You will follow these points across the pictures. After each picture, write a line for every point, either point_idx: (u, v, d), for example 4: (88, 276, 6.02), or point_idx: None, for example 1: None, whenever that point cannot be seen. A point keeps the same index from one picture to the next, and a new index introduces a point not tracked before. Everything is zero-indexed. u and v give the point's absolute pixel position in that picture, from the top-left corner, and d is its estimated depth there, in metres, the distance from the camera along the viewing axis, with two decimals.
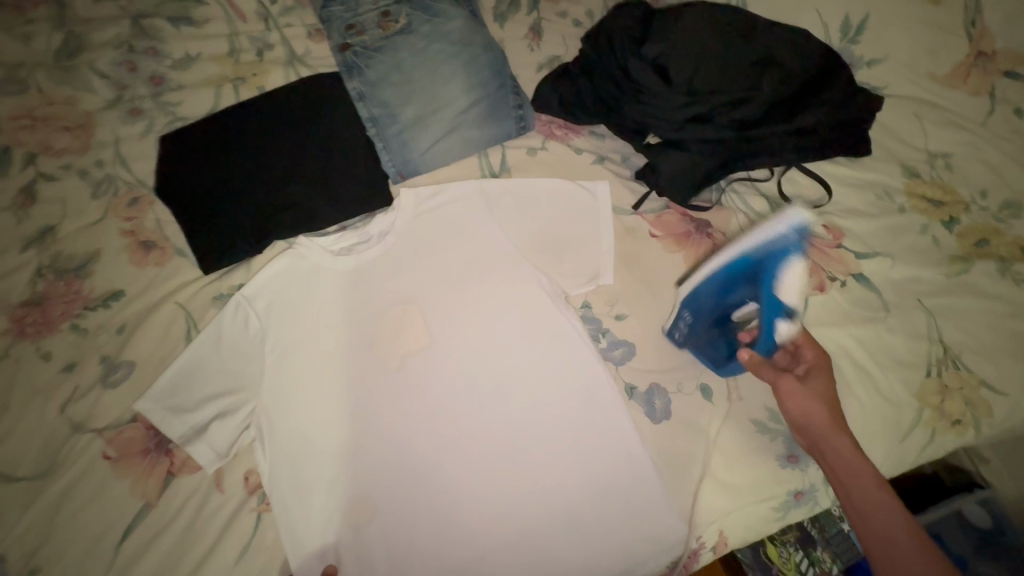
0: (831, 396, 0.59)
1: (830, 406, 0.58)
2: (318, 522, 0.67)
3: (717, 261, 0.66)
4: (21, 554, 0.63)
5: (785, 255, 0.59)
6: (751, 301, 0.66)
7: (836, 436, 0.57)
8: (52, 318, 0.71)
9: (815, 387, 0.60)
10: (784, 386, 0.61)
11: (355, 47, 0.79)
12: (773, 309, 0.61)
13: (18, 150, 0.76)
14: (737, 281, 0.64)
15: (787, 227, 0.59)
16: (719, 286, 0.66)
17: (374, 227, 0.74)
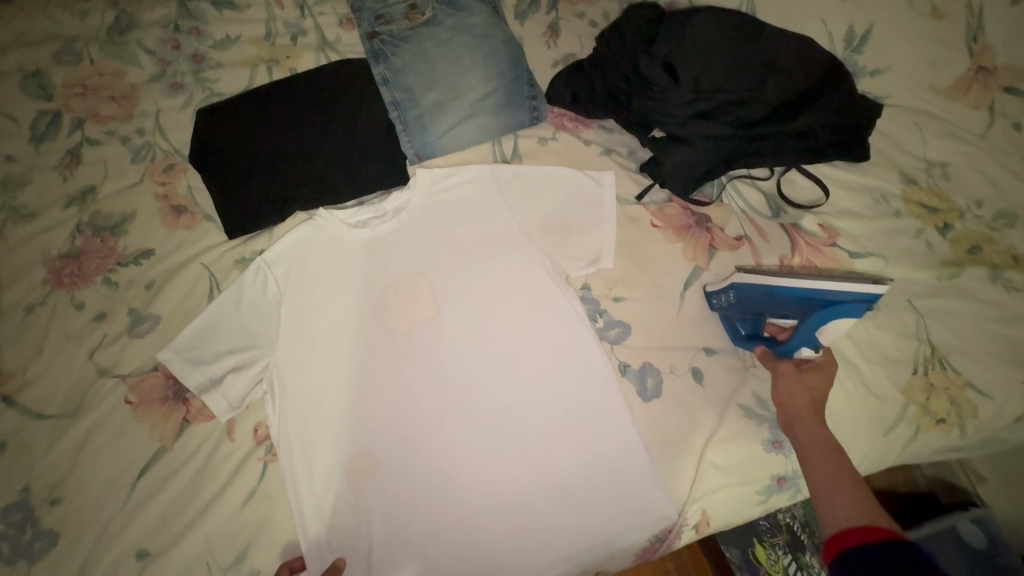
0: (823, 390, 0.66)
1: (812, 392, 0.65)
2: (320, 474, 0.70)
3: (788, 283, 0.69)
4: (45, 485, 0.68)
5: (849, 314, 0.66)
6: (790, 318, 0.71)
7: (808, 412, 0.64)
8: (88, 271, 0.77)
9: (813, 381, 0.66)
10: (784, 373, 0.67)
11: (382, 35, 0.85)
12: (809, 338, 0.69)
13: (68, 115, 0.82)
14: (793, 304, 0.69)
15: (866, 294, 0.66)
16: (774, 298, 0.70)
17: (390, 203, 0.78)
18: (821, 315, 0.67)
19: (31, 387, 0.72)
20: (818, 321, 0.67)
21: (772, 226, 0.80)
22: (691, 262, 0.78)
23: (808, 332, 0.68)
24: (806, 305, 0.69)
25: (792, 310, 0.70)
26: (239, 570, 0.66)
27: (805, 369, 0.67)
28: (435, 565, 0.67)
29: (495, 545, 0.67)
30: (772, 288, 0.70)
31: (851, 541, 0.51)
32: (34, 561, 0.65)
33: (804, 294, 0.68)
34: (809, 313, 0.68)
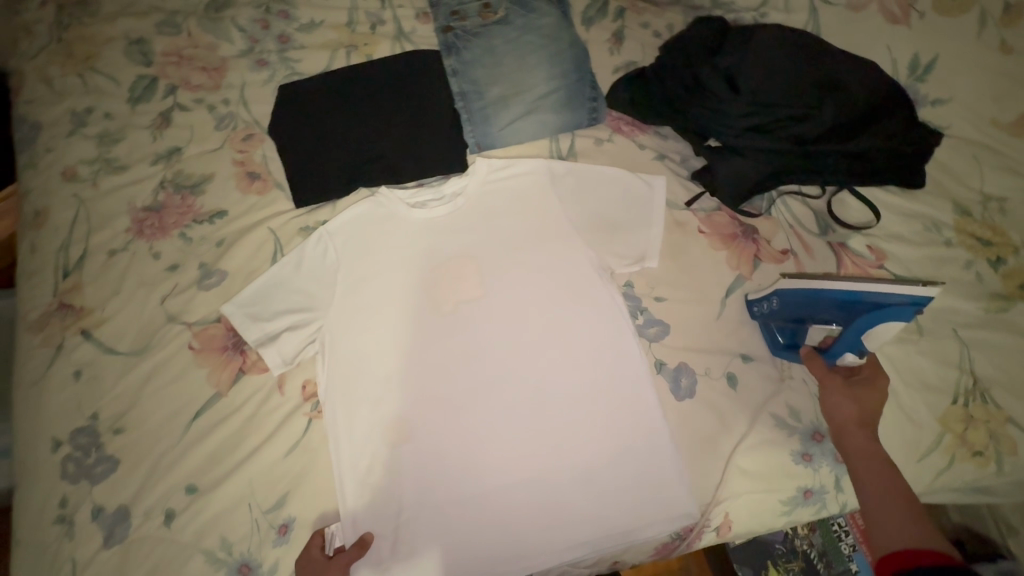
0: (870, 401, 0.66)
1: (859, 404, 0.66)
2: (358, 435, 0.73)
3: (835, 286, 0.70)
4: (111, 414, 0.74)
5: (897, 318, 0.66)
6: (834, 323, 0.72)
7: (855, 428, 0.64)
8: (167, 224, 0.83)
9: (861, 392, 0.67)
10: (828, 384, 0.68)
11: (456, 30, 0.90)
12: (854, 342, 0.69)
13: (163, 81, 0.89)
14: (840, 308, 0.70)
15: (914, 299, 0.66)
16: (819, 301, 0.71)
17: (449, 187, 0.82)
18: (866, 318, 0.67)
19: (107, 324, 0.78)
20: (864, 324, 0.67)
21: (819, 243, 0.81)
22: (734, 270, 0.80)
23: (852, 336, 0.69)
24: (852, 309, 0.70)
25: (837, 314, 0.71)
26: (277, 514, 0.70)
27: (851, 379, 0.68)
28: (458, 535, 0.69)
29: (516, 521, 0.70)
30: (817, 291, 0.71)
31: (903, 562, 0.52)
32: (96, 482, 0.71)
33: (849, 297, 0.69)
34: (855, 318, 0.69)
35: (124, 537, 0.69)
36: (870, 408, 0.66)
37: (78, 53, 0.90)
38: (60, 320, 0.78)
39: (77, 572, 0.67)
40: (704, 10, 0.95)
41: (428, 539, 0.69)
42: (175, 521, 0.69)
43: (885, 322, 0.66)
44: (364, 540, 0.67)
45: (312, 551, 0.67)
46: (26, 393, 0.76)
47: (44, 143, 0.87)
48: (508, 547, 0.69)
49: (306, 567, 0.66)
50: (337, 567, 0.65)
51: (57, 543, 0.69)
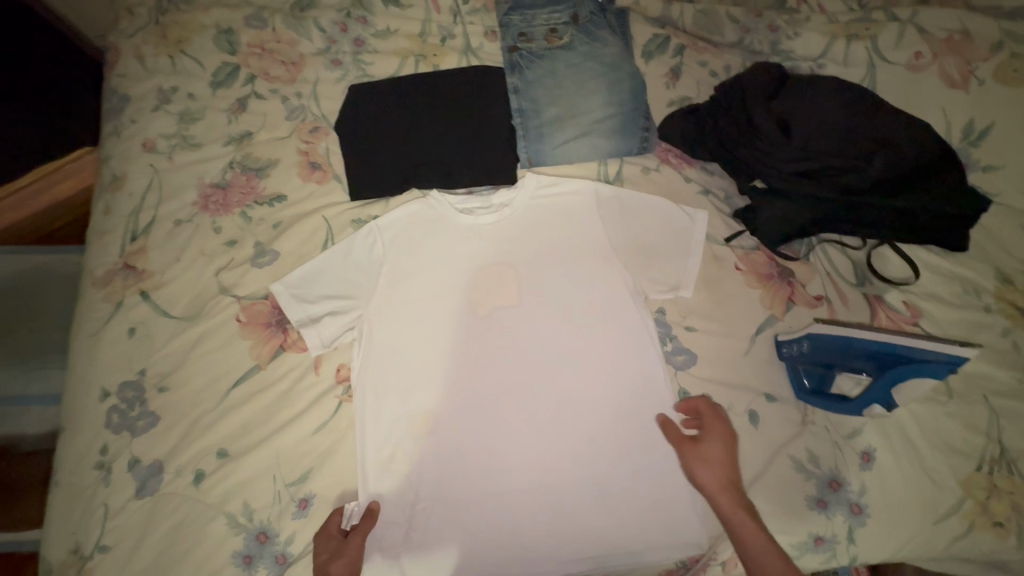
0: (729, 456, 0.69)
1: (720, 467, 0.68)
2: (383, 423, 0.76)
3: (870, 336, 0.72)
4: (157, 373, 0.78)
5: (929, 374, 0.68)
6: (864, 373, 0.73)
7: (723, 490, 0.66)
8: (230, 202, 0.88)
9: (717, 454, 0.69)
10: (689, 457, 0.70)
11: (522, 51, 0.94)
12: (883, 394, 0.71)
13: (244, 70, 0.95)
14: (872, 359, 0.72)
15: (948, 358, 0.67)
16: (851, 348, 0.73)
17: (497, 198, 0.85)
18: (897, 370, 0.69)
19: (165, 288, 0.83)
20: (895, 376, 0.69)
21: (855, 293, 0.82)
22: (767, 309, 0.81)
23: (881, 389, 0.70)
24: (885, 361, 0.71)
25: (867, 364, 0.72)
26: (299, 488, 0.73)
27: (703, 443, 0.70)
28: (469, 533, 0.72)
29: (527, 528, 0.72)
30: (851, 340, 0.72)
31: None
32: (136, 435, 0.75)
33: (882, 349, 0.70)
34: (885, 370, 0.71)
35: (156, 490, 0.72)
36: (730, 467, 0.68)
37: (171, 37, 0.98)
38: (123, 279, 0.84)
39: (108, 516, 0.72)
40: (763, 56, 0.96)
41: (441, 533, 0.72)
42: (204, 481, 0.73)
43: (917, 377, 0.68)
44: (373, 507, 0.70)
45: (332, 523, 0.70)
46: (82, 343, 0.81)
47: (129, 115, 0.93)
48: (516, 551, 0.71)
49: (323, 540, 0.68)
50: (353, 544, 0.67)
51: (93, 486, 0.73)
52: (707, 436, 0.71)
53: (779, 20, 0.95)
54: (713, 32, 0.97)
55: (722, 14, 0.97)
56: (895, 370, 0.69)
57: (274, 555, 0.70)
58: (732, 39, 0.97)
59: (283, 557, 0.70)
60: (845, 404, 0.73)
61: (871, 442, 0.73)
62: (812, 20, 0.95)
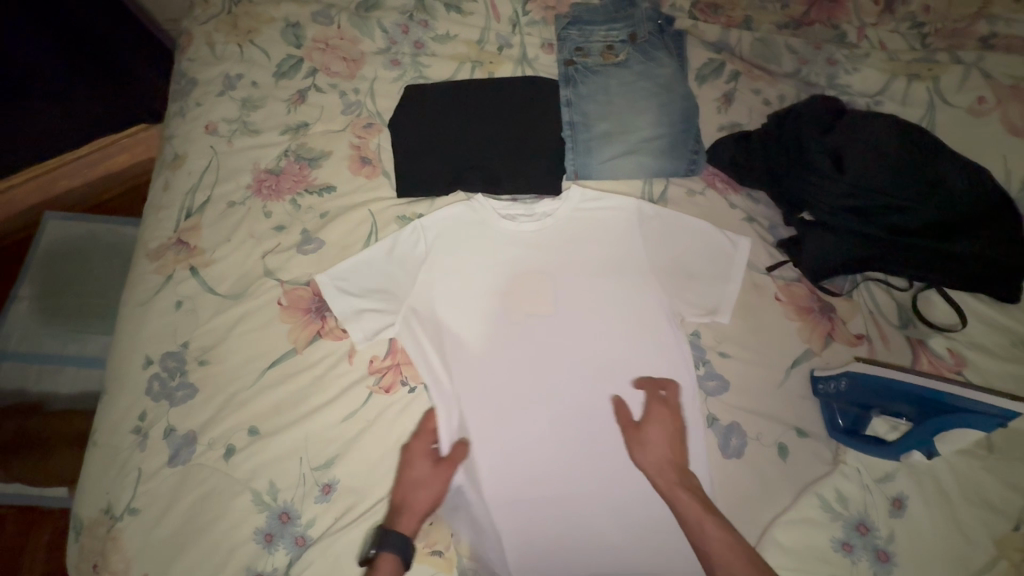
0: (667, 434, 0.72)
1: (659, 447, 0.71)
2: (413, 417, 0.77)
3: (915, 380, 0.70)
4: (198, 346, 0.81)
5: (974, 424, 0.66)
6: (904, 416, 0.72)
7: (665, 468, 0.69)
8: (282, 189, 0.91)
9: (653, 435, 0.72)
10: (630, 443, 0.72)
11: (577, 64, 0.95)
12: (924, 440, 0.69)
13: (307, 64, 0.99)
14: (913, 403, 0.70)
15: (1000, 410, 0.64)
16: (893, 391, 0.71)
17: (541, 207, 0.85)
18: (942, 419, 0.67)
19: (213, 266, 0.86)
20: (939, 424, 0.68)
21: (897, 335, 0.80)
22: (804, 343, 0.79)
23: (922, 435, 0.69)
24: (929, 407, 0.69)
25: (909, 408, 0.71)
26: (324, 474, 0.74)
27: (641, 426, 0.73)
28: (503, 530, 0.72)
29: (558, 534, 0.72)
30: (895, 382, 0.70)
31: None
32: (173, 405, 0.77)
33: (926, 395, 0.69)
34: (928, 416, 0.69)
35: (187, 460, 0.74)
36: (668, 446, 0.71)
37: (241, 27, 1.02)
38: (174, 253, 0.87)
39: (141, 480, 0.74)
40: (819, 88, 0.95)
41: (477, 526, 0.73)
42: (233, 456, 0.74)
43: (961, 427, 0.67)
44: (462, 444, 0.74)
45: (423, 442, 0.75)
46: (131, 311, 0.84)
47: (195, 98, 0.97)
48: (549, 554, 0.72)
49: (419, 458, 0.73)
50: (441, 474, 0.72)
51: (129, 450, 0.76)
52: (645, 419, 0.73)
53: (838, 53, 0.95)
54: (769, 61, 0.97)
55: (781, 44, 0.97)
56: (940, 418, 0.68)
57: (294, 536, 0.71)
58: (788, 69, 0.97)
59: (303, 539, 0.71)
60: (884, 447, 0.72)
61: (902, 489, 0.71)
62: (872, 56, 0.94)
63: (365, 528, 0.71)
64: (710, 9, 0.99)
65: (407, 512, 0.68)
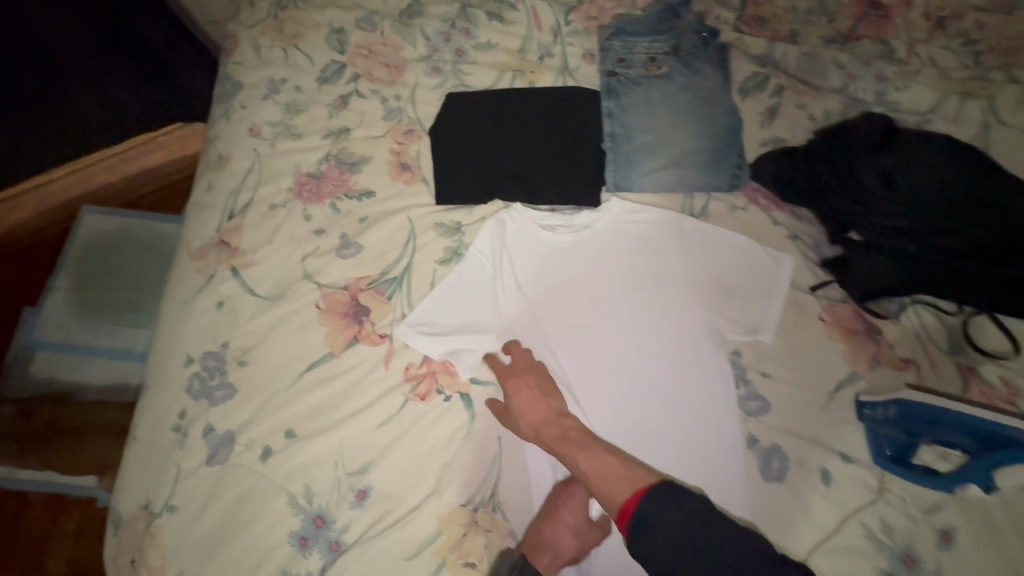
0: (532, 391, 0.75)
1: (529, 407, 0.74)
2: (447, 425, 0.77)
3: (973, 413, 0.68)
4: (238, 347, 0.81)
5: None
6: (958, 447, 0.70)
7: (536, 424, 0.72)
8: (322, 193, 0.91)
9: (521, 399, 0.74)
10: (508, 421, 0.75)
11: (619, 76, 0.94)
12: (982, 475, 0.67)
13: (349, 69, 1.00)
14: (970, 436, 0.69)
15: None
16: (948, 423, 0.69)
17: (581, 218, 0.85)
18: (1000, 455, 0.66)
19: (254, 267, 0.87)
20: (998, 461, 0.66)
21: (946, 360, 0.78)
22: (850, 366, 0.77)
23: (980, 469, 0.67)
24: (987, 440, 0.67)
25: (964, 439, 0.69)
26: (359, 479, 0.74)
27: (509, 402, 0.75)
28: None
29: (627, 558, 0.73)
30: (946, 411, 0.69)
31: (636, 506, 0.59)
32: (213, 404, 0.78)
33: (984, 428, 0.67)
34: (986, 450, 0.67)
35: (224, 460, 0.75)
36: (536, 403, 0.74)
37: (287, 32, 1.03)
38: (216, 253, 0.88)
39: (179, 478, 0.75)
40: (868, 104, 0.93)
41: None
42: (270, 458, 0.75)
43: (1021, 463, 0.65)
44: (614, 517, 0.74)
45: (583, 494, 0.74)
46: (174, 309, 0.85)
47: (240, 100, 0.99)
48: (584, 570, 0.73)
49: (575, 511, 0.72)
50: (590, 535, 0.72)
51: (169, 447, 0.77)
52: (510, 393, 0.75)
53: (888, 70, 0.94)
54: (816, 76, 0.96)
55: (829, 59, 0.96)
56: (999, 452, 0.66)
57: (329, 541, 0.71)
58: (836, 84, 0.95)
59: (337, 544, 0.71)
60: (936, 479, 0.70)
61: (951, 521, 0.68)
62: (922, 73, 0.93)
63: (400, 536, 0.71)
64: (757, 23, 0.99)
65: (552, 556, 0.69)
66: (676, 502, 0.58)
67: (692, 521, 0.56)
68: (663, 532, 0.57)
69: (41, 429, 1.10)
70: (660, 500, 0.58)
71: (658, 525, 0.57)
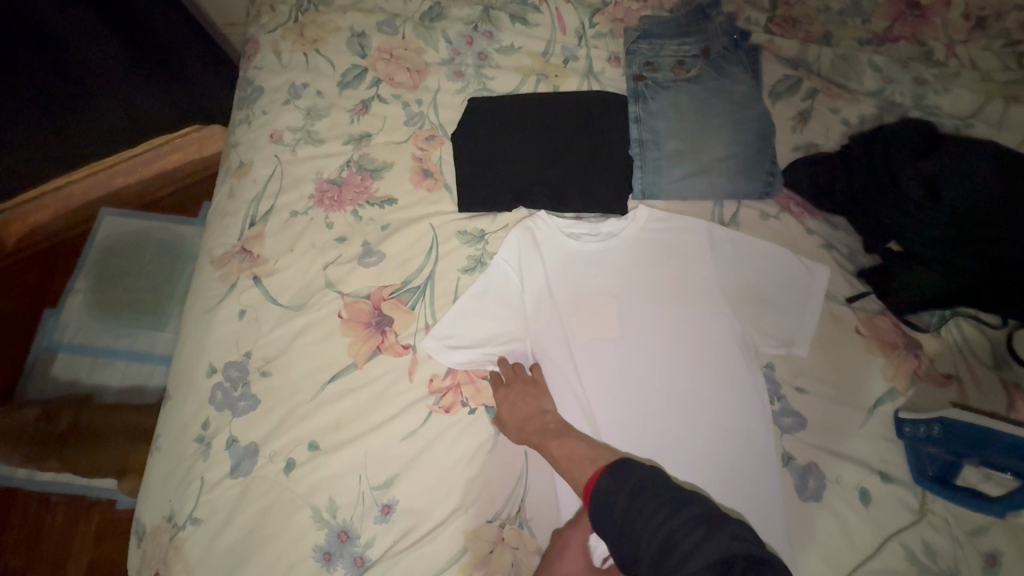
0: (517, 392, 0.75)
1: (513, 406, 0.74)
2: (473, 439, 0.75)
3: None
4: (261, 356, 0.81)
5: None
6: (1011, 472, 0.65)
7: (520, 423, 0.72)
8: (344, 200, 0.90)
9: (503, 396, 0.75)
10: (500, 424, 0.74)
11: (647, 79, 0.92)
12: None
13: (371, 73, 0.98)
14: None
15: None
16: (996, 444, 0.65)
17: (607, 227, 0.84)
18: None
19: (276, 275, 0.86)
20: None
21: (989, 376, 0.75)
22: (889, 382, 0.75)
23: None
24: None
25: (1016, 464, 0.64)
26: (383, 493, 0.72)
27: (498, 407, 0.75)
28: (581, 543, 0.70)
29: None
30: (992, 431, 0.66)
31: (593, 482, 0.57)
32: (236, 415, 0.77)
33: None
34: None
35: (248, 472, 0.74)
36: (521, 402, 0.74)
37: (307, 35, 1.02)
38: (238, 261, 0.87)
39: (203, 490, 0.74)
40: (904, 108, 0.90)
41: None
42: (293, 471, 0.74)
43: None
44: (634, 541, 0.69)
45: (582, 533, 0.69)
46: (196, 318, 0.85)
47: (261, 106, 0.98)
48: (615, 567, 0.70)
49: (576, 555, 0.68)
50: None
51: (193, 458, 0.76)
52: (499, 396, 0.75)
53: (927, 73, 0.91)
54: (850, 79, 0.93)
55: (864, 61, 0.93)
56: None
57: (353, 556, 0.70)
58: (871, 87, 0.92)
59: (361, 559, 0.70)
60: (984, 503, 0.66)
61: (996, 545, 0.66)
62: (962, 76, 0.90)
63: (425, 552, 0.69)
64: (788, 24, 0.96)
65: None
66: (628, 473, 0.55)
67: (643, 491, 0.53)
68: (618, 507, 0.53)
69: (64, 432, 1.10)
70: (614, 471, 0.56)
71: (612, 497, 0.54)
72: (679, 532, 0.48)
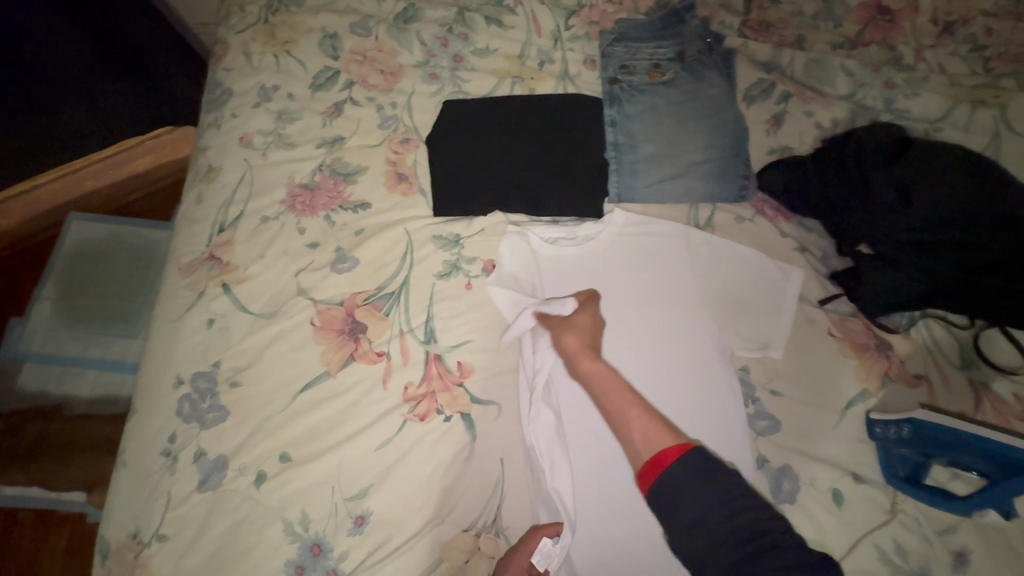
0: (592, 325, 0.72)
1: (581, 330, 0.71)
2: (449, 448, 0.74)
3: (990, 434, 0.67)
4: (230, 366, 0.79)
5: None
6: (974, 470, 0.69)
7: (585, 353, 0.68)
8: (316, 204, 0.88)
9: (581, 321, 0.72)
10: (555, 330, 0.72)
11: (622, 83, 0.92)
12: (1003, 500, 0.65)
13: (343, 76, 0.97)
14: (988, 460, 0.67)
15: None
16: (964, 444, 0.68)
17: (583, 230, 0.83)
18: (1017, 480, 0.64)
19: (246, 282, 0.84)
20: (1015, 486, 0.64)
21: (958, 375, 0.76)
22: (861, 383, 0.76)
23: (1000, 494, 0.65)
24: (1006, 463, 0.66)
25: (980, 463, 0.68)
26: (357, 504, 0.71)
27: (569, 317, 0.73)
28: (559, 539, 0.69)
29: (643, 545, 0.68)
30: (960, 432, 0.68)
31: (670, 459, 0.52)
32: (204, 428, 0.75)
33: (1002, 451, 0.65)
34: (1006, 475, 0.65)
35: (216, 486, 0.72)
36: (591, 334, 0.71)
37: (278, 36, 1.00)
38: (207, 269, 0.85)
39: (170, 505, 0.72)
40: (876, 112, 0.91)
41: None
42: (264, 484, 0.72)
43: None
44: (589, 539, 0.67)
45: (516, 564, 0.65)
46: (163, 327, 0.82)
47: (230, 109, 0.95)
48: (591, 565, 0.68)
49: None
50: None
51: (159, 473, 0.74)
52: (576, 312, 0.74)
53: (897, 76, 0.92)
54: (822, 82, 0.94)
55: (836, 65, 0.94)
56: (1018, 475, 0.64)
57: (326, 570, 0.68)
58: (843, 91, 0.93)
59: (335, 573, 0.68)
60: (952, 502, 0.68)
61: (966, 543, 0.67)
62: (931, 79, 0.92)
63: (400, 563, 0.68)
64: (761, 28, 0.97)
65: None
66: (716, 472, 0.50)
67: (731, 497, 0.48)
68: (688, 501, 0.49)
69: (32, 444, 1.07)
70: (711, 462, 0.50)
71: (692, 489, 0.49)
72: (768, 548, 0.45)
